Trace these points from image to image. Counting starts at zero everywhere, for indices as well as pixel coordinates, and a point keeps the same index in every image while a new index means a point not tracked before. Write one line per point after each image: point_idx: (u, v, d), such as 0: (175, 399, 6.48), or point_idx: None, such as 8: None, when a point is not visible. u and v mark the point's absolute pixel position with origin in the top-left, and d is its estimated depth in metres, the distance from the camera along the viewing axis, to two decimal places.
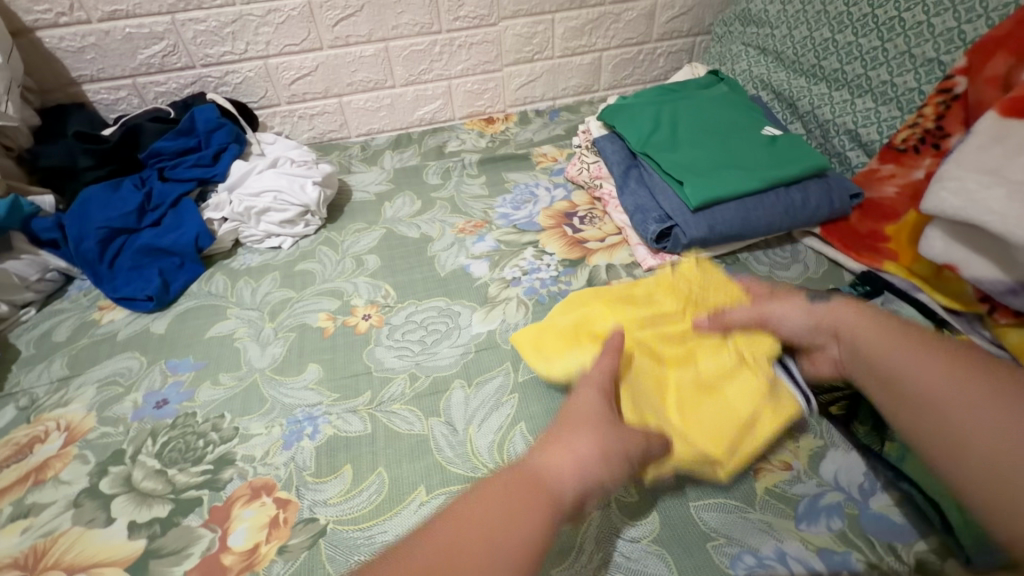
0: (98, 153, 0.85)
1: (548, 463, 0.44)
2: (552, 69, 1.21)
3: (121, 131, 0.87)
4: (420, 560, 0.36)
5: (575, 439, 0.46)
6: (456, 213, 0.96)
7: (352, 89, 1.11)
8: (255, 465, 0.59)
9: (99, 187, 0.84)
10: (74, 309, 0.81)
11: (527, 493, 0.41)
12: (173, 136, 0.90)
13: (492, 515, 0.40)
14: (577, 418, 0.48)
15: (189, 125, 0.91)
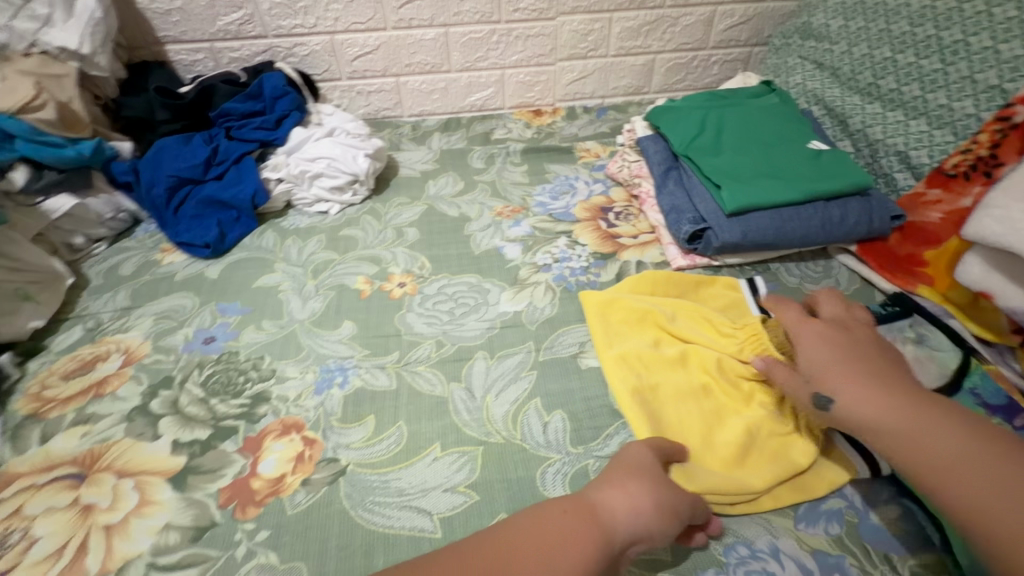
0: (173, 107, 0.92)
1: (605, 504, 0.47)
2: (604, 67, 1.22)
3: (198, 90, 0.94)
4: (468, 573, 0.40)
5: (631, 490, 0.48)
6: (496, 197, 0.99)
7: (409, 70, 1.16)
8: (287, 404, 0.64)
9: (173, 140, 0.91)
10: (139, 249, 0.88)
11: (578, 529, 0.44)
12: (243, 99, 0.96)
13: (543, 538, 0.44)
14: (628, 467, 0.50)
15: (257, 91, 0.97)
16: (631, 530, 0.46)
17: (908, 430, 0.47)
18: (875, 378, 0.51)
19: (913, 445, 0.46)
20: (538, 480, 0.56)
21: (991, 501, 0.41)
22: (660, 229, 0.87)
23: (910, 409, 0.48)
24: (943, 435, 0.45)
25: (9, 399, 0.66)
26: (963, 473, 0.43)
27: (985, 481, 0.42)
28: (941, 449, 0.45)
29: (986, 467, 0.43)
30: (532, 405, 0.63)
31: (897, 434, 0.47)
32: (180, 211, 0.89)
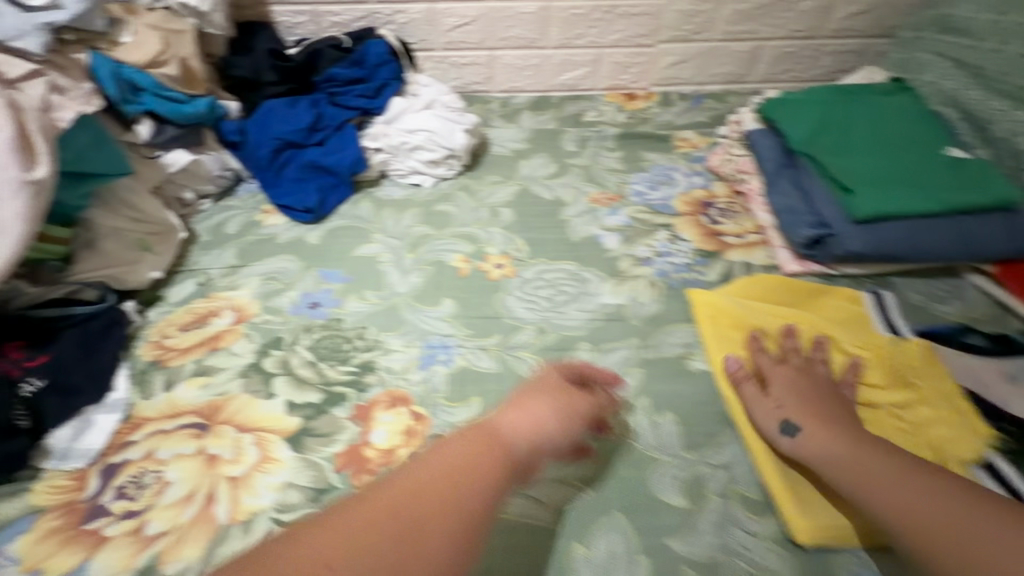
0: (283, 70, 0.94)
1: (504, 424, 0.47)
2: (707, 52, 1.15)
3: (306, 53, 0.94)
4: (353, 519, 0.37)
5: (532, 405, 0.49)
6: (591, 183, 0.96)
7: (505, 44, 1.12)
8: (393, 376, 0.65)
9: (279, 102, 0.92)
10: (242, 208, 0.90)
11: (476, 447, 0.44)
12: (349, 66, 0.96)
13: (450, 469, 0.41)
14: (542, 385, 0.53)
15: (365, 59, 0.96)
16: (525, 441, 0.47)
17: (848, 461, 0.51)
18: (820, 412, 0.55)
19: (857, 473, 0.49)
20: (649, 481, 0.55)
21: (925, 515, 0.45)
22: (768, 229, 0.83)
23: (853, 441, 0.51)
24: (882, 461, 0.49)
25: (133, 345, 0.69)
26: (907, 506, 0.46)
27: (934, 508, 0.45)
28: (881, 472, 0.48)
29: (928, 494, 0.46)
30: (640, 403, 0.61)
31: (841, 464, 0.50)
32: (282, 174, 0.91)
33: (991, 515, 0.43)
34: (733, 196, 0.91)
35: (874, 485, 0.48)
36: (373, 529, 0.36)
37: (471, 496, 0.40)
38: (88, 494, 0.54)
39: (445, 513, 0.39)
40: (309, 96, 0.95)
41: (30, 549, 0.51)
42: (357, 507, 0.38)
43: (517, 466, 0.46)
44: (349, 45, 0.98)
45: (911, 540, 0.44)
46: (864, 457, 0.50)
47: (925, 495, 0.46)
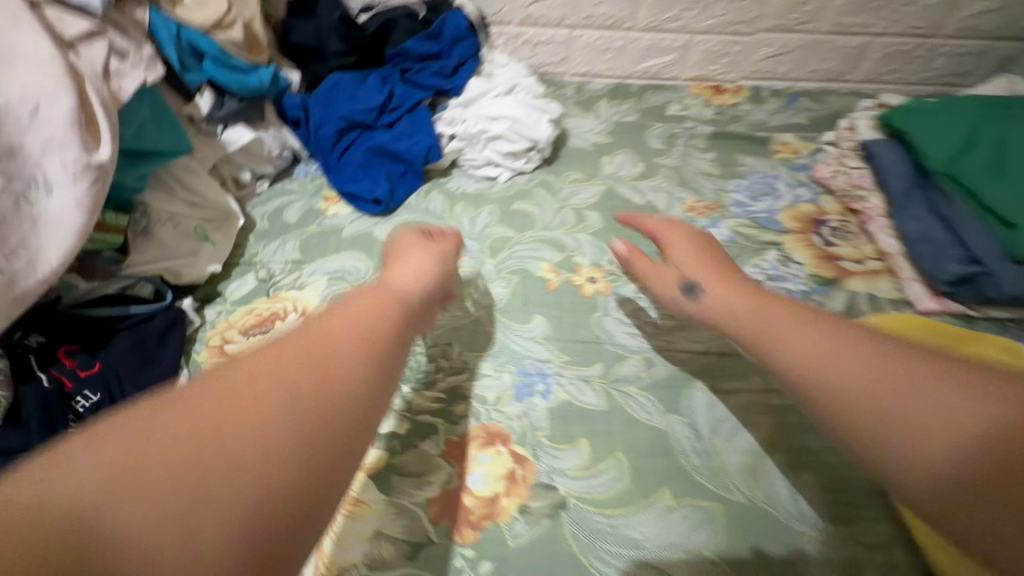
0: (353, 39, 0.83)
1: (394, 276, 0.58)
2: (810, 45, 1.04)
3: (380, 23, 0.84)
4: (232, 377, 0.33)
5: (411, 251, 0.64)
6: (684, 188, 0.87)
7: (588, 23, 1.01)
8: (486, 408, 0.57)
9: (347, 77, 0.83)
10: (302, 193, 0.81)
11: (378, 308, 0.43)
12: (429, 42, 0.85)
13: (341, 333, 0.38)
14: (407, 244, 0.64)
15: (446, 34, 0.86)
16: (421, 284, 0.58)
17: (821, 350, 0.43)
18: (761, 301, 0.51)
19: (758, 327, 0.48)
20: (795, 558, 0.48)
21: (864, 379, 0.39)
22: (894, 257, 0.73)
23: (838, 334, 0.43)
24: (807, 325, 0.45)
25: (192, 350, 0.61)
26: (851, 383, 0.40)
27: (898, 394, 0.37)
28: (768, 319, 0.48)
29: (896, 377, 0.38)
30: (771, 461, 0.54)
31: (743, 314, 0.51)
32: (348, 157, 0.81)
33: (963, 372, 0.37)
34: (846, 214, 0.81)
35: (824, 362, 0.42)
36: (268, 383, 0.33)
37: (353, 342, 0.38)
38: None
39: (324, 350, 0.36)
40: (378, 73, 0.85)
41: None
42: (225, 373, 0.33)
43: (414, 301, 0.55)
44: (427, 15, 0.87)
45: (870, 412, 0.38)
46: (765, 316, 0.49)
47: (819, 345, 0.43)
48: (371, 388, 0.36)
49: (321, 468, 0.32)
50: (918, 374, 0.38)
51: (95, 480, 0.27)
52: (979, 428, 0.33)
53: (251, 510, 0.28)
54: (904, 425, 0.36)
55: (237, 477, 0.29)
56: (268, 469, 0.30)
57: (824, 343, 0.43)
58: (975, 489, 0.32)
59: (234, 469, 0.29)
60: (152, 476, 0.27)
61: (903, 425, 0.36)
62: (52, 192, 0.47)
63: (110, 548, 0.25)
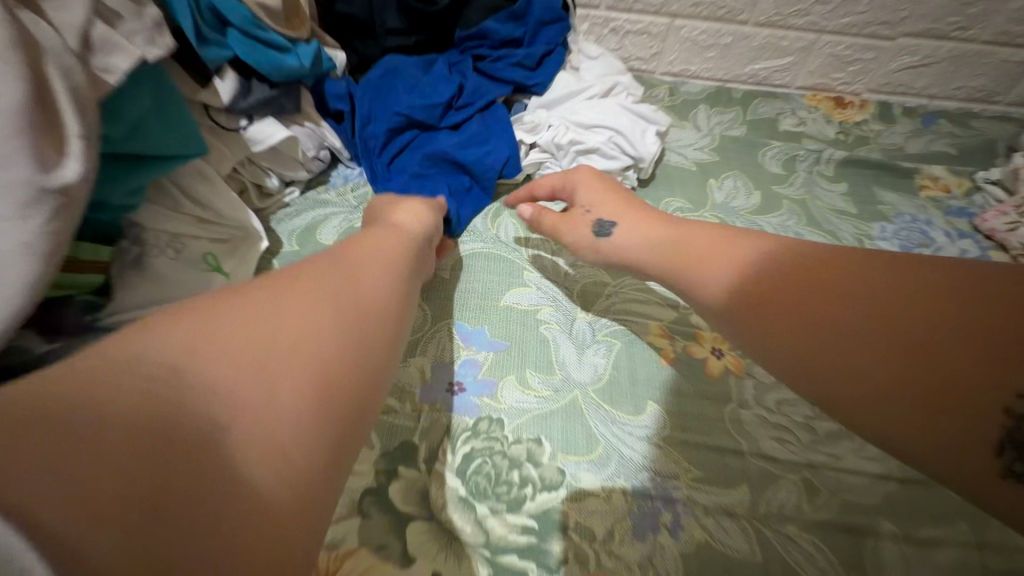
0: (414, 14, 0.65)
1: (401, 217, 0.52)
2: (961, 57, 0.85)
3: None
4: (302, 288, 0.35)
5: (408, 204, 0.55)
6: (815, 229, 0.69)
7: (694, 11, 0.82)
8: (595, 549, 0.41)
9: (404, 65, 0.66)
10: (341, 208, 0.64)
11: (390, 246, 0.46)
12: (511, 26, 0.68)
13: (366, 266, 0.41)
14: (397, 197, 0.57)
15: (533, 18, 0.69)
16: (424, 228, 0.53)
17: (710, 263, 0.44)
18: (650, 216, 0.52)
19: (680, 258, 0.46)
20: None
21: (801, 284, 0.38)
22: None
23: (772, 250, 0.42)
24: (710, 243, 0.45)
25: None
26: (793, 290, 0.38)
27: (845, 290, 0.36)
28: (695, 248, 0.45)
29: (834, 286, 0.37)
30: None
31: (666, 252, 0.48)
32: (401, 165, 0.63)
33: (953, 292, 0.33)
34: None
35: (760, 281, 0.40)
36: (326, 293, 0.36)
37: (385, 273, 0.42)
38: None
39: (362, 278, 0.39)
40: (442, 62, 0.68)
41: None
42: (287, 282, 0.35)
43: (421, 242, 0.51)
44: None
45: (795, 316, 0.37)
46: (690, 243, 0.46)
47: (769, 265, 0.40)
48: (400, 310, 0.41)
49: (360, 366, 0.34)
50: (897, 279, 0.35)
51: (164, 350, 0.28)
52: (921, 315, 0.33)
53: (302, 386, 0.30)
54: (862, 338, 0.34)
55: (294, 355, 0.31)
56: (315, 358, 0.32)
57: (708, 253, 0.44)
58: (908, 397, 0.31)
59: (286, 351, 0.31)
60: (213, 354, 0.29)
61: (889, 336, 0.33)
62: None
63: (188, 398, 0.27)
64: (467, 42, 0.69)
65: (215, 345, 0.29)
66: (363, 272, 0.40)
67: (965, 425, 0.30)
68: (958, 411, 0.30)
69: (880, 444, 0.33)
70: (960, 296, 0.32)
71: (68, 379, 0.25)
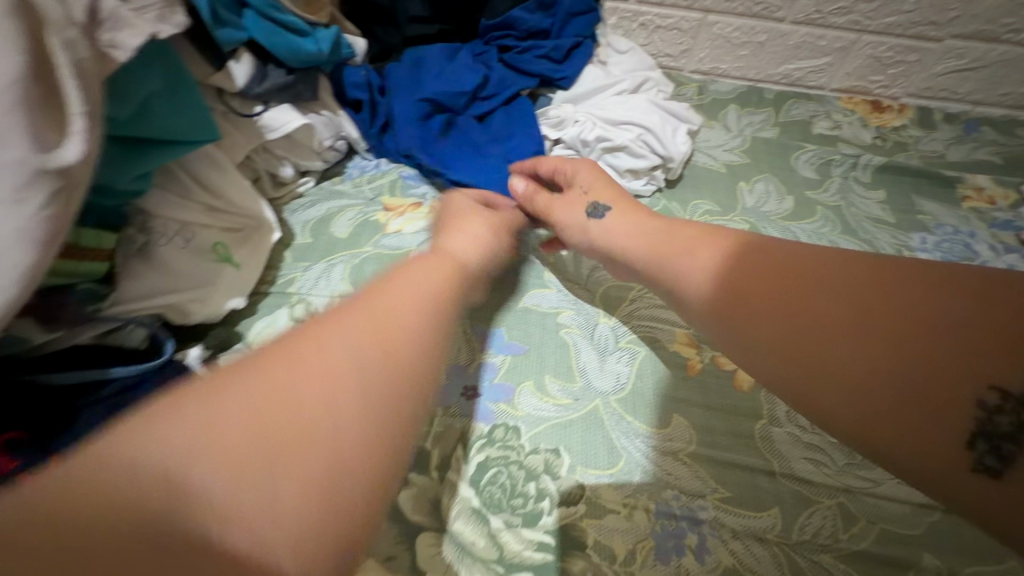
0: (437, 1, 0.64)
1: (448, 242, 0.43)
2: (1011, 62, 0.80)
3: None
4: (312, 363, 0.27)
5: (465, 228, 0.46)
6: (851, 237, 0.66)
7: (729, 7, 0.79)
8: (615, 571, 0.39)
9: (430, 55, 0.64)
10: (356, 199, 0.62)
11: (436, 278, 0.36)
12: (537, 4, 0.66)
13: (400, 307, 0.32)
14: (451, 211, 0.50)
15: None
16: (476, 257, 0.43)
17: (678, 252, 0.41)
18: (636, 207, 0.49)
19: (667, 246, 0.42)
20: None
21: (773, 275, 0.36)
22: None
23: (749, 243, 0.39)
24: (693, 232, 0.42)
25: None
26: (765, 279, 0.36)
27: (818, 283, 0.34)
28: (676, 238, 0.42)
29: (820, 280, 0.34)
30: None
31: (653, 242, 0.44)
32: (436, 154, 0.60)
33: (941, 286, 0.30)
34: None
35: (737, 274, 0.37)
36: (344, 364, 0.27)
37: (419, 318, 0.32)
38: None
39: (394, 329, 0.30)
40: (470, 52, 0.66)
41: None
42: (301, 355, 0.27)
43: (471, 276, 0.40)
44: None
45: (770, 307, 0.34)
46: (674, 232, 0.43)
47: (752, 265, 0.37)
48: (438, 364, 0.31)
49: (379, 474, 0.25)
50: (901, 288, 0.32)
51: (130, 483, 0.21)
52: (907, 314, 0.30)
53: (325, 477, 0.24)
54: (835, 332, 0.31)
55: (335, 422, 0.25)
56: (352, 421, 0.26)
57: (686, 241, 0.41)
58: (884, 393, 0.29)
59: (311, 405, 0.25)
60: (196, 476, 0.22)
61: (880, 338, 0.30)
62: None
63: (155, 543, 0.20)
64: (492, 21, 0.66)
65: (230, 405, 0.24)
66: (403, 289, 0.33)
67: (944, 423, 0.28)
68: (941, 407, 0.28)
69: (841, 435, 0.30)
70: (934, 279, 0.31)
71: (83, 480, 0.21)
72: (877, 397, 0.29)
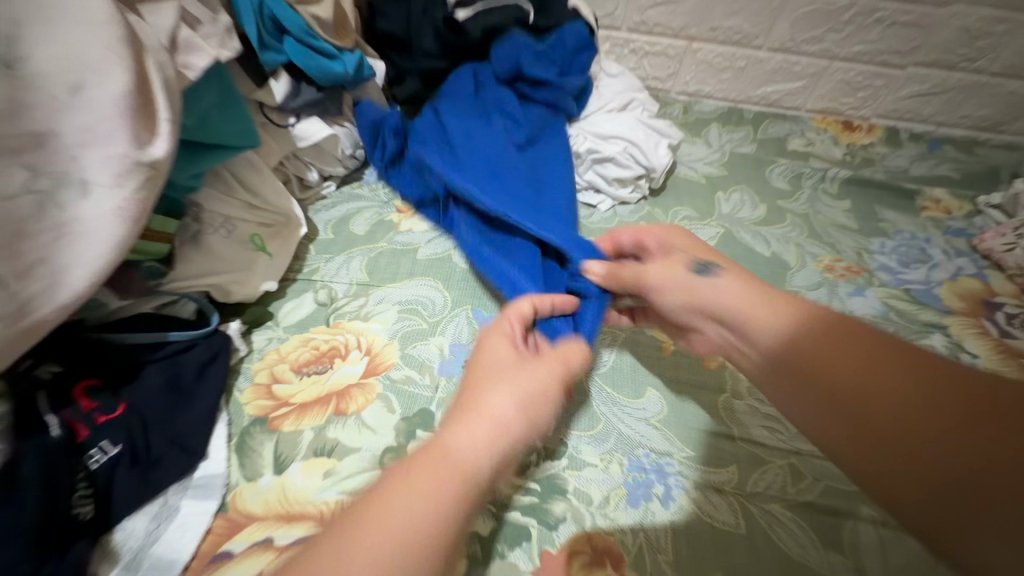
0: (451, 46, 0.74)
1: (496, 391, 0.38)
2: (970, 87, 0.88)
3: (485, 30, 0.73)
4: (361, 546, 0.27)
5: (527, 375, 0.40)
6: (817, 241, 0.73)
7: (711, 36, 0.87)
8: (591, 511, 0.45)
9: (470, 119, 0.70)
10: (372, 202, 0.70)
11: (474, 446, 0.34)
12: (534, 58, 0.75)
13: (428, 492, 0.31)
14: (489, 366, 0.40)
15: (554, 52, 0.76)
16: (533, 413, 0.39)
17: (745, 311, 0.42)
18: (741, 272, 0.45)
19: (761, 313, 0.41)
20: None
21: (829, 356, 0.37)
22: None
23: (820, 324, 0.39)
24: (774, 312, 0.41)
25: (234, 385, 0.50)
26: (819, 357, 0.37)
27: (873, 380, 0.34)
28: (768, 310, 0.41)
29: (869, 367, 0.35)
30: None
31: (751, 308, 0.42)
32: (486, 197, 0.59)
33: (955, 405, 0.30)
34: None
35: (804, 349, 0.38)
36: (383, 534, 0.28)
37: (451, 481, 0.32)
38: None
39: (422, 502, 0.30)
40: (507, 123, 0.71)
41: None
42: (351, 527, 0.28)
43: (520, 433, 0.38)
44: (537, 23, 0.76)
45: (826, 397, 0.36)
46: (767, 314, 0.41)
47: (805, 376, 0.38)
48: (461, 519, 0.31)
49: None
50: (986, 434, 0.28)
51: None
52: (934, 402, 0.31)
53: None
54: (883, 428, 0.33)
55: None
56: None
57: (753, 304, 0.42)
58: (923, 493, 0.30)
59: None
60: None
61: (934, 432, 0.30)
62: (89, 193, 0.36)
63: None
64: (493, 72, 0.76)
65: None
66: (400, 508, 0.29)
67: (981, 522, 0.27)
68: (979, 514, 0.27)
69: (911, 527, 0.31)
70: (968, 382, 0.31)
71: None
72: (924, 485, 0.30)
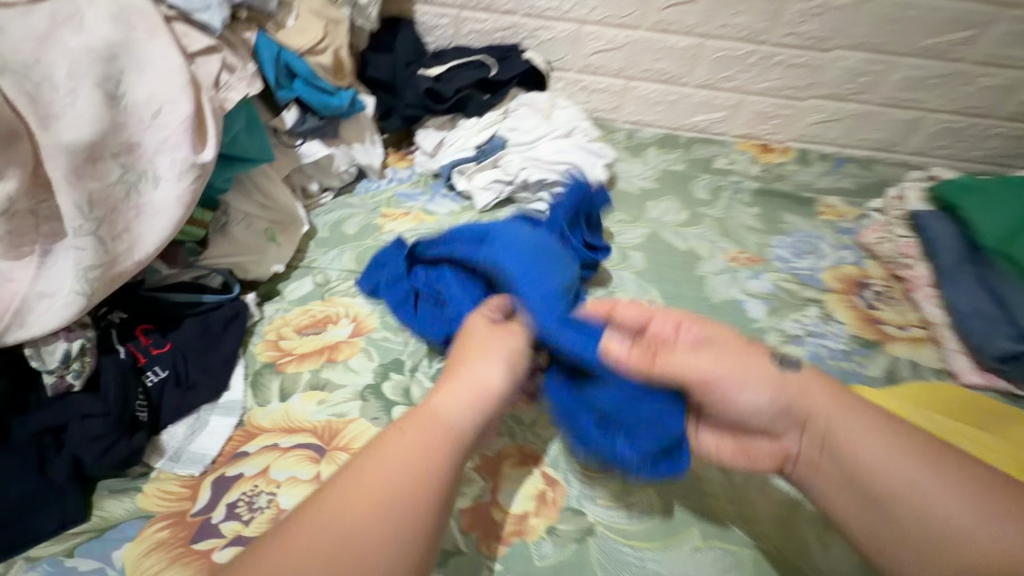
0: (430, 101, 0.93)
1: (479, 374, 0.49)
2: (862, 115, 1.06)
3: (456, 91, 0.92)
4: (352, 507, 0.39)
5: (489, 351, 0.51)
6: (726, 238, 0.89)
7: (645, 76, 1.05)
8: (521, 428, 0.58)
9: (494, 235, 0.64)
10: (361, 208, 0.86)
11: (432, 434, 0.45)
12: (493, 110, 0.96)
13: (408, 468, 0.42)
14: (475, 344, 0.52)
15: (508, 106, 0.96)
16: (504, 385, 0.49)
17: (825, 422, 0.48)
18: (834, 388, 0.49)
19: (838, 425, 0.47)
20: None
21: (892, 477, 0.44)
22: (938, 326, 0.73)
23: (897, 445, 0.45)
24: (861, 414, 0.47)
25: (249, 341, 0.65)
26: (871, 463, 0.45)
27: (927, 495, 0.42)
28: (839, 424, 0.47)
29: (922, 491, 0.43)
30: (804, 515, 0.53)
31: (831, 424, 0.47)
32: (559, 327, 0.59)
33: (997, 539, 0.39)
34: (890, 279, 0.81)
35: (867, 459, 0.45)
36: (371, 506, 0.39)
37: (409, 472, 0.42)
38: (198, 509, 0.50)
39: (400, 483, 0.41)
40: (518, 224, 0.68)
41: (133, 561, 0.46)
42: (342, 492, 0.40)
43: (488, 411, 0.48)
44: (498, 76, 0.95)
45: (858, 501, 0.45)
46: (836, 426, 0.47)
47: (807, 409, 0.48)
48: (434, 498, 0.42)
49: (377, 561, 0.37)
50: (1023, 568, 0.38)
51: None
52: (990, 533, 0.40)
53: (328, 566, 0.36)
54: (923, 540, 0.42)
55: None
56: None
57: (842, 421, 0.47)
58: None
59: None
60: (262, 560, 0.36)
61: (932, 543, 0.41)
62: (160, 184, 0.51)
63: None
64: (458, 117, 0.96)
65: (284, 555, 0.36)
66: (384, 465, 0.42)
67: None
68: None
69: None
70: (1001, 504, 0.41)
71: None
72: None
